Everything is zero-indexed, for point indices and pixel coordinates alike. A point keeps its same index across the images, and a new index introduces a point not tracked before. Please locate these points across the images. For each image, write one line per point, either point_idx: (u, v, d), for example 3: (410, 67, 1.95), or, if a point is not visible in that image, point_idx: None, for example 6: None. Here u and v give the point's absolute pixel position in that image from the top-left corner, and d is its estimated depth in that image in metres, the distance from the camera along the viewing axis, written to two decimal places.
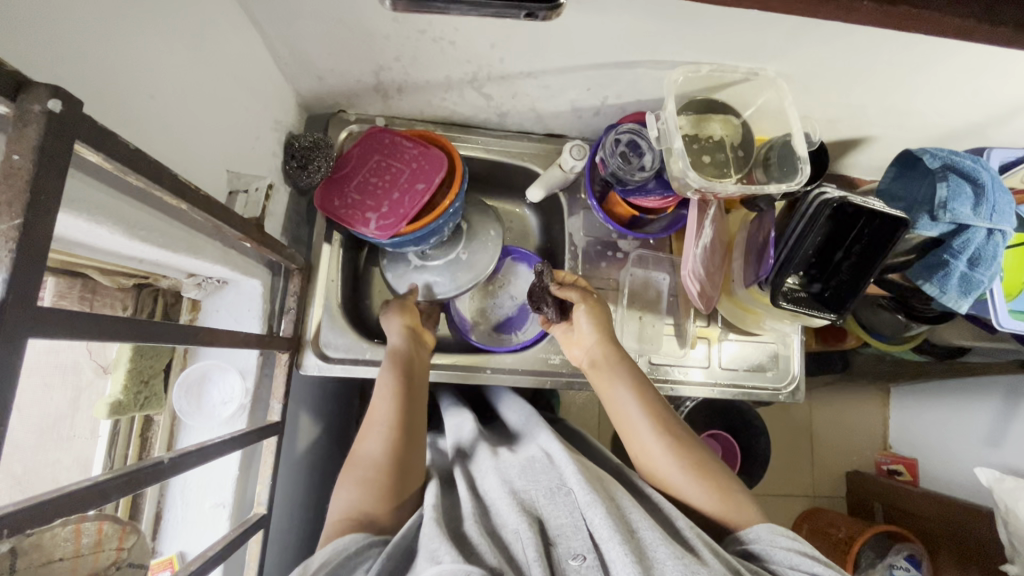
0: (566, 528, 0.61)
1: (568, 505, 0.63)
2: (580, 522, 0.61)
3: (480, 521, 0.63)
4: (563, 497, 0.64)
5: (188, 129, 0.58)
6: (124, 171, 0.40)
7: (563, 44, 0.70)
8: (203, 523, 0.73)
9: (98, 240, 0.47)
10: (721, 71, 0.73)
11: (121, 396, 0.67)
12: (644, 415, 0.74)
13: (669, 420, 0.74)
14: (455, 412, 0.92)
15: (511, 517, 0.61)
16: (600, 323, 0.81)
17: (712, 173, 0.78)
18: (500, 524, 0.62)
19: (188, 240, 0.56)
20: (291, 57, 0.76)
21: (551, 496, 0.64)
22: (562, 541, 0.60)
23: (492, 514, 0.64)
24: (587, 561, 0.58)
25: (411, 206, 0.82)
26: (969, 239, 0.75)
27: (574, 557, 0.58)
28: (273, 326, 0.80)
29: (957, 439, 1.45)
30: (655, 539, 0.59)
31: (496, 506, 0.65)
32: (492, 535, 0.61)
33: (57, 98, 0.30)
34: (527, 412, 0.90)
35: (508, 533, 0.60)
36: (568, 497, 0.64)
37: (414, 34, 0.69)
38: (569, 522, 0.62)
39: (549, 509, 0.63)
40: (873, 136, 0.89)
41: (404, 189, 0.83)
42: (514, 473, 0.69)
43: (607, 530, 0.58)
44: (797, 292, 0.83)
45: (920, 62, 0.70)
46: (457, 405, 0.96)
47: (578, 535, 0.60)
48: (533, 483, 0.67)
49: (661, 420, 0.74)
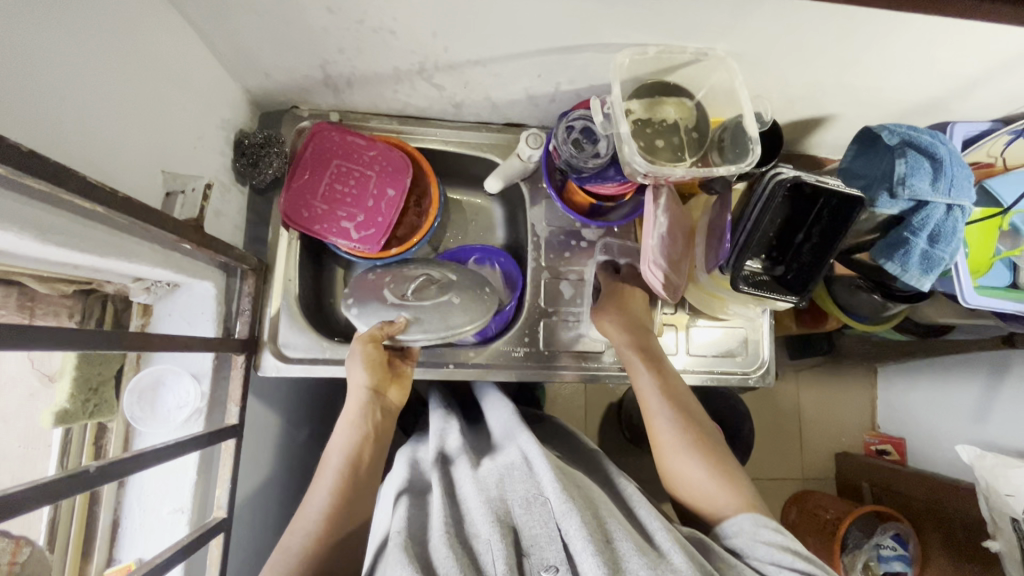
0: (540, 539, 0.61)
1: (543, 516, 0.62)
2: (554, 532, 0.61)
3: (453, 529, 0.62)
4: (538, 507, 0.63)
5: (116, 131, 0.56)
6: (20, 175, 0.39)
7: (506, 30, 0.68)
8: (162, 529, 0.73)
9: (11, 246, 0.46)
10: (670, 53, 0.71)
11: (67, 405, 0.66)
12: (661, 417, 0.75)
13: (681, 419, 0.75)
14: (440, 417, 0.89)
15: (484, 528, 0.60)
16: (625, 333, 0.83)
17: (666, 157, 0.76)
18: (473, 534, 0.61)
19: (116, 244, 0.55)
20: (233, 54, 0.74)
21: (528, 505, 0.64)
22: (535, 552, 0.60)
23: (467, 524, 0.63)
24: (558, 573, 0.58)
25: (389, 212, 0.87)
26: (928, 215, 0.74)
27: (547, 569, 0.58)
28: (229, 328, 0.79)
29: (942, 417, 1.46)
30: (629, 548, 0.58)
31: (470, 515, 0.63)
32: (462, 546, 0.59)
33: None
34: (509, 413, 0.87)
35: (480, 542, 0.59)
36: (544, 507, 0.63)
37: (352, 25, 0.68)
38: (543, 533, 0.61)
39: (524, 519, 0.63)
40: (835, 114, 0.88)
41: (375, 195, 0.88)
42: (494, 483, 0.67)
43: (581, 541, 0.57)
44: (759, 276, 0.82)
45: (872, 36, 0.68)
46: (441, 407, 0.93)
47: (552, 546, 0.60)
48: (511, 491, 0.66)
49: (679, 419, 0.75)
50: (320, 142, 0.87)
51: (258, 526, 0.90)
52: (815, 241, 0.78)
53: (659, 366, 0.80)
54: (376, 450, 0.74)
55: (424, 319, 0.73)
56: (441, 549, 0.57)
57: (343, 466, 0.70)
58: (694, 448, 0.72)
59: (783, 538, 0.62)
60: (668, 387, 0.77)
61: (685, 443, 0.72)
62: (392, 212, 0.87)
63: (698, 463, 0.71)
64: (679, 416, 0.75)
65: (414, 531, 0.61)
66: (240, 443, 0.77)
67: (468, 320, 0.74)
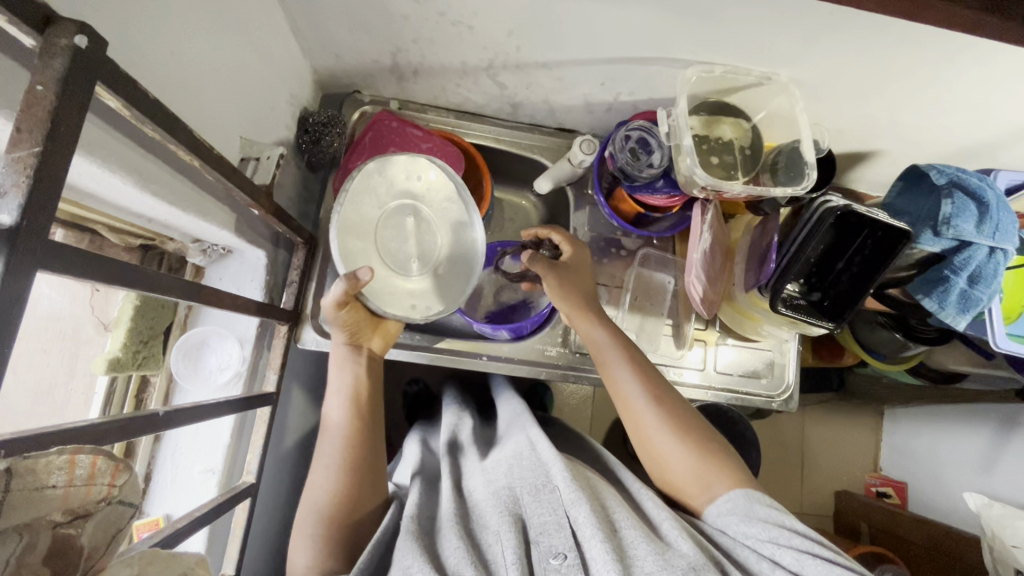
0: (548, 527, 0.59)
1: (552, 504, 0.61)
2: (563, 521, 0.59)
3: (460, 522, 0.60)
4: (547, 495, 0.62)
5: (206, 92, 0.58)
6: (141, 120, 0.40)
7: (581, 37, 0.70)
8: (192, 488, 0.74)
9: (108, 190, 0.48)
10: (735, 73, 0.73)
11: (119, 353, 0.68)
12: (636, 379, 0.71)
13: (658, 382, 0.72)
14: (454, 413, 0.89)
15: (493, 519, 0.59)
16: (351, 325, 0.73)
17: (720, 174, 0.78)
18: (479, 526, 0.60)
19: (193, 199, 0.57)
20: (311, 33, 0.77)
21: (536, 494, 0.62)
22: (544, 539, 0.58)
23: (473, 519, 0.62)
24: (567, 560, 0.56)
25: None
26: (970, 257, 0.75)
27: (554, 556, 0.56)
28: (274, 297, 0.81)
29: (948, 461, 1.44)
30: (635, 536, 0.57)
31: (479, 509, 0.63)
32: (468, 537, 0.58)
33: (83, 34, 0.30)
34: (518, 411, 0.84)
35: (488, 535, 0.58)
36: (553, 495, 0.61)
37: (434, 17, 0.70)
38: (551, 520, 0.59)
39: (532, 508, 0.61)
40: (882, 151, 0.89)
41: None
42: (500, 475, 0.66)
43: (590, 529, 0.56)
44: (796, 300, 0.83)
45: (933, 77, 0.70)
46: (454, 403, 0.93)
47: (560, 533, 0.58)
48: (519, 480, 0.65)
49: (649, 380, 0.72)
50: (378, 127, 0.88)
51: (264, 500, 0.89)
52: (855, 270, 0.80)
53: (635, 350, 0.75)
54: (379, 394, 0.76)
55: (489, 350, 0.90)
56: (452, 540, 0.57)
57: (347, 404, 0.72)
58: (677, 429, 0.68)
59: (775, 513, 0.60)
60: (635, 363, 0.73)
61: (667, 429, 0.68)
62: None
63: (679, 444, 0.67)
64: (649, 387, 0.71)
65: (423, 522, 0.61)
66: (274, 411, 0.77)
67: (547, 343, 0.92)
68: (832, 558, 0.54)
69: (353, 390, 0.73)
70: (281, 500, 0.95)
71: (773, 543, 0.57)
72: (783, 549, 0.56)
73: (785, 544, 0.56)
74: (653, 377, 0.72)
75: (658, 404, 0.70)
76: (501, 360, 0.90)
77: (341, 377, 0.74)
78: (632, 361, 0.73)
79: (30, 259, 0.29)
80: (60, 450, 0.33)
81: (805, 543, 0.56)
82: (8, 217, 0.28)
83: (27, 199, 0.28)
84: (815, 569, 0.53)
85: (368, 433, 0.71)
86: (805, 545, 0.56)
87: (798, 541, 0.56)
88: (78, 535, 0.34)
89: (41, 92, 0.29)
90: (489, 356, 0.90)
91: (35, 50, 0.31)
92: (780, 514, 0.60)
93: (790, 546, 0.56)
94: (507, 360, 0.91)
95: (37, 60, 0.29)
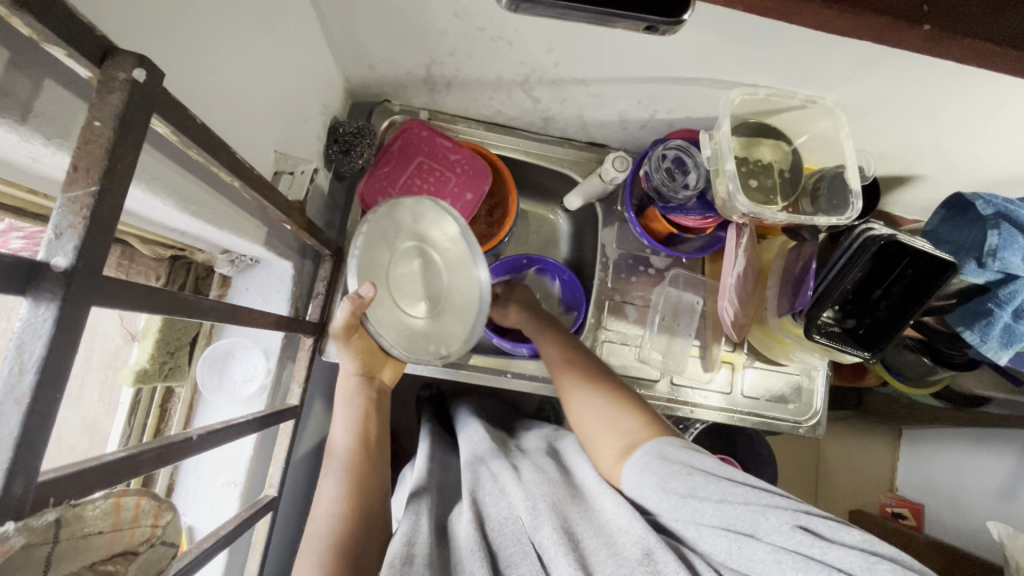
0: (516, 557, 0.56)
1: (514, 534, 0.58)
2: (529, 548, 0.56)
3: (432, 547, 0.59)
4: (510, 526, 0.59)
5: (243, 107, 0.57)
6: (188, 144, 0.39)
7: (623, 56, 0.69)
8: (213, 500, 0.73)
9: (147, 209, 0.47)
10: (779, 96, 0.71)
11: (146, 365, 0.68)
12: (565, 365, 0.76)
13: (594, 370, 0.75)
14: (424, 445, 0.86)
15: (465, 549, 0.57)
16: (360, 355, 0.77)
17: (757, 198, 0.77)
18: (452, 550, 0.59)
19: (228, 215, 0.56)
20: (346, 43, 0.75)
21: (500, 526, 0.60)
22: (512, 571, 0.54)
23: (447, 541, 0.60)
24: None
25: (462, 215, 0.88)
26: (1017, 290, 0.73)
27: None
28: (300, 309, 0.80)
29: (970, 487, 1.39)
30: (596, 544, 0.55)
31: (454, 535, 0.61)
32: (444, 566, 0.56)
33: (142, 67, 0.29)
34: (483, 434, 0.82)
35: (460, 558, 0.56)
36: (514, 525, 0.59)
37: (472, 32, 0.69)
38: (517, 550, 0.56)
39: (497, 535, 0.59)
40: (923, 176, 0.87)
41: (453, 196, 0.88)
42: (465, 496, 0.66)
43: (553, 546, 0.54)
44: (831, 326, 0.81)
45: (988, 106, 0.68)
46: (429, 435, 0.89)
47: (526, 561, 0.55)
48: (484, 509, 0.63)
49: (582, 367, 0.75)
50: (407, 138, 0.87)
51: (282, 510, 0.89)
52: (893, 299, 0.78)
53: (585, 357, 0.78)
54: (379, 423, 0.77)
55: (513, 366, 0.89)
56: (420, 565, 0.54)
57: (351, 435, 0.74)
58: (613, 407, 0.68)
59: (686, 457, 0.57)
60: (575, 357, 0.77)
61: (595, 401, 0.70)
62: (467, 214, 0.88)
63: (616, 418, 0.67)
64: (588, 382, 0.73)
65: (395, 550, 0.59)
66: (297, 425, 0.76)
67: None
68: (745, 498, 0.51)
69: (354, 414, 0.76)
70: (297, 510, 0.95)
71: (691, 496, 0.53)
72: (702, 499, 0.52)
73: (704, 496, 0.52)
74: (589, 367, 0.76)
75: (586, 383, 0.72)
76: (524, 378, 0.89)
77: (348, 412, 0.76)
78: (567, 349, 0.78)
79: (84, 299, 0.28)
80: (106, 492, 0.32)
81: (721, 489, 0.52)
82: (64, 259, 0.27)
83: (83, 239, 0.28)
84: (734, 516, 0.50)
85: (366, 462, 0.72)
86: (721, 487, 0.52)
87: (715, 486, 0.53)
88: None
89: (99, 129, 0.28)
90: (513, 373, 0.88)
91: (93, 82, 0.30)
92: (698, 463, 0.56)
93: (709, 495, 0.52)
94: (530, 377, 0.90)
95: (96, 94, 0.29)
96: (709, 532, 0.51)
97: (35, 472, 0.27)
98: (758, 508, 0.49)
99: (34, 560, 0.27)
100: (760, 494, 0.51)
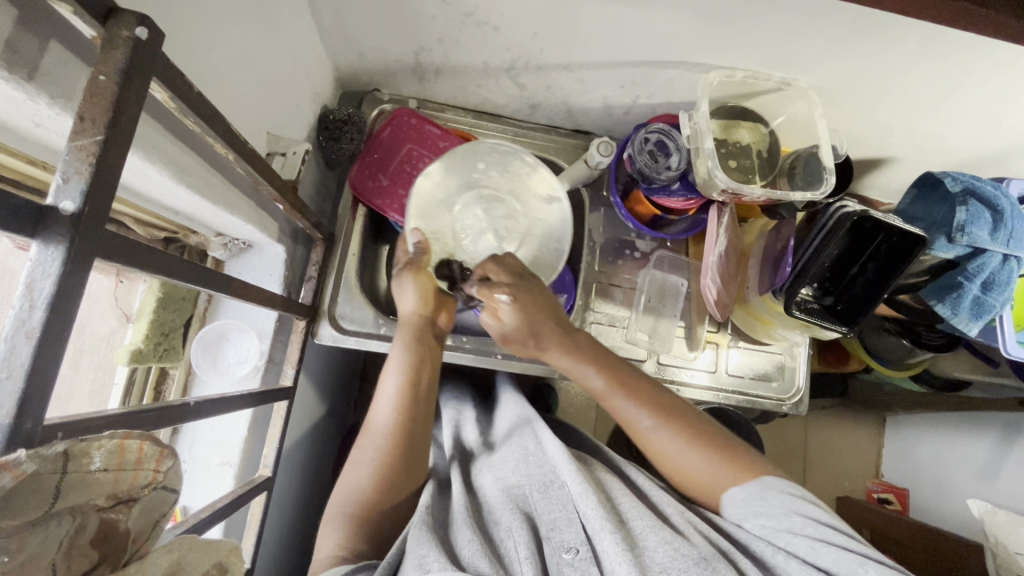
0: (558, 522, 0.62)
1: (561, 499, 0.64)
2: (574, 515, 0.62)
3: (472, 515, 0.65)
4: (555, 490, 0.65)
5: (236, 87, 0.59)
6: (185, 112, 0.41)
7: (605, 40, 0.71)
8: (208, 480, 0.74)
9: (144, 182, 0.49)
10: (755, 79, 0.74)
11: (142, 345, 0.68)
12: (638, 403, 0.70)
13: (658, 397, 0.71)
14: (453, 408, 0.92)
15: (503, 516, 0.63)
16: (422, 299, 0.76)
17: (737, 178, 0.79)
18: (493, 521, 0.64)
19: (222, 192, 0.57)
20: (336, 31, 0.77)
21: (545, 490, 0.66)
22: (556, 535, 0.61)
23: (486, 513, 0.66)
24: (579, 554, 0.59)
25: None
26: (984, 264, 0.76)
27: (567, 551, 0.59)
28: (293, 292, 0.81)
29: (953, 469, 1.43)
30: (644, 527, 0.60)
31: (490, 504, 0.66)
32: (481, 532, 0.62)
33: (144, 26, 0.31)
34: (519, 409, 0.86)
35: (501, 531, 0.61)
36: (561, 490, 0.65)
37: (459, 17, 0.71)
38: (562, 516, 0.62)
39: (542, 505, 0.64)
40: (895, 158, 0.90)
41: None
42: (510, 470, 0.70)
43: (599, 521, 0.59)
44: (810, 303, 0.84)
45: (952, 86, 0.71)
46: (459, 400, 0.94)
47: (571, 528, 0.61)
48: (527, 478, 0.68)
49: (653, 399, 0.70)
50: (398, 125, 0.89)
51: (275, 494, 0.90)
52: (868, 276, 0.81)
53: (621, 369, 0.72)
54: (432, 368, 0.75)
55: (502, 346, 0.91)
56: (466, 533, 0.60)
57: (402, 384, 0.72)
58: (687, 440, 0.68)
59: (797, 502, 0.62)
60: (634, 388, 0.71)
61: (676, 439, 0.68)
62: None
63: (702, 455, 0.67)
64: (657, 413, 0.69)
65: (436, 517, 0.64)
66: (291, 406, 0.77)
67: None
68: (846, 545, 0.55)
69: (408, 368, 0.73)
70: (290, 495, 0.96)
71: (793, 534, 0.59)
72: (803, 540, 0.58)
73: (795, 530, 0.59)
74: (653, 394, 0.71)
75: (666, 420, 0.69)
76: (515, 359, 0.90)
77: (403, 355, 0.74)
78: (615, 376, 0.71)
79: (88, 245, 0.30)
80: (111, 435, 0.34)
81: (819, 531, 0.57)
82: (71, 204, 0.28)
83: (89, 185, 0.29)
84: (831, 557, 0.55)
85: (414, 418, 0.71)
86: (820, 532, 0.57)
87: (817, 531, 0.58)
88: (124, 519, 0.34)
89: (104, 83, 0.29)
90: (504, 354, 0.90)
91: (96, 41, 0.31)
92: (789, 495, 0.63)
93: (812, 537, 0.58)
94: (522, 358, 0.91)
95: (99, 51, 0.30)
96: (798, 563, 0.56)
97: (44, 408, 0.28)
98: (858, 558, 0.54)
99: (44, 488, 0.28)
100: (856, 544, 0.56)
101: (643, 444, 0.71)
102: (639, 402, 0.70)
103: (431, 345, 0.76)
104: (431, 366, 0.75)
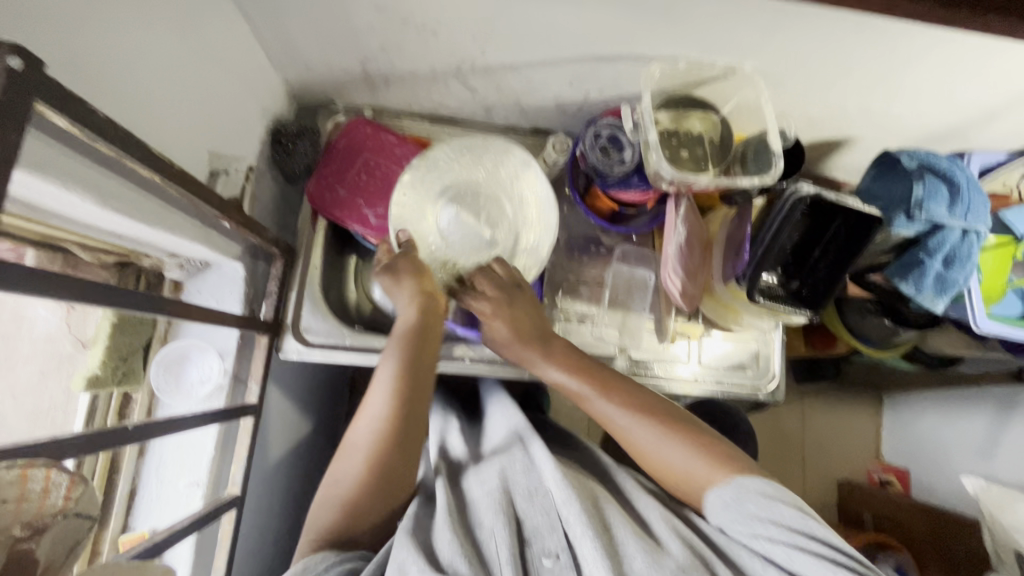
0: (541, 529, 0.62)
1: (544, 506, 0.64)
2: (556, 522, 0.62)
3: (457, 520, 0.63)
4: (540, 498, 0.64)
5: (172, 109, 0.59)
6: (94, 137, 0.41)
7: (544, 38, 0.71)
8: (178, 500, 0.74)
9: (71, 208, 0.49)
10: (699, 67, 0.74)
11: (99, 371, 0.68)
12: (620, 401, 0.71)
13: (637, 395, 0.72)
14: (440, 418, 0.90)
15: (487, 518, 0.62)
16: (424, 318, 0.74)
17: (689, 167, 0.79)
18: (476, 524, 0.62)
19: (160, 214, 0.57)
20: (279, 46, 0.77)
21: (529, 497, 0.65)
22: (537, 541, 0.61)
23: (471, 515, 0.64)
24: (560, 561, 0.59)
25: None
26: (943, 239, 0.75)
27: (547, 557, 0.60)
28: (255, 308, 0.81)
29: (947, 446, 1.40)
30: (626, 534, 0.60)
31: (476, 505, 0.65)
32: (466, 536, 0.61)
33: (18, 56, 0.31)
34: (506, 417, 0.84)
35: (484, 532, 0.61)
36: (545, 498, 0.64)
37: (397, 25, 0.71)
38: (544, 523, 0.62)
39: (527, 511, 0.63)
40: (855, 137, 0.90)
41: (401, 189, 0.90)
42: (494, 474, 0.68)
43: (581, 527, 0.59)
44: (775, 290, 0.82)
45: (895, 63, 0.71)
46: (444, 409, 0.93)
47: (553, 534, 0.61)
48: (512, 482, 0.67)
49: (630, 395, 0.72)
50: (353, 136, 0.89)
51: (254, 512, 0.89)
52: (831, 258, 0.80)
53: (595, 369, 0.75)
54: (425, 387, 0.72)
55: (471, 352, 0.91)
56: (446, 538, 0.59)
57: (388, 403, 0.68)
58: (663, 433, 0.68)
59: (773, 505, 0.59)
60: (610, 387, 0.73)
61: (656, 433, 0.68)
62: None
63: (682, 449, 0.66)
64: (630, 406, 0.71)
65: (419, 526, 0.63)
66: (257, 421, 0.78)
67: None
68: (820, 552, 0.55)
69: (401, 376, 0.70)
70: (272, 511, 0.96)
71: (768, 542, 0.57)
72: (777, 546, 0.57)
73: (771, 537, 0.57)
74: (632, 393, 0.73)
75: (638, 414, 0.70)
76: (486, 362, 0.90)
77: (386, 372, 0.70)
78: (586, 371, 0.75)
79: None
80: (10, 466, 0.35)
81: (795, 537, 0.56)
82: None
83: None
84: (804, 563, 0.55)
85: (397, 436, 0.68)
86: (795, 538, 0.56)
87: (790, 536, 0.57)
88: (36, 548, 0.37)
89: None
90: (474, 358, 0.90)
91: None
92: (771, 497, 0.60)
93: (785, 542, 0.56)
94: (493, 363, 0.91)
95: None
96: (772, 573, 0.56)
97: None
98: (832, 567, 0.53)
99: None
100: (830, 546, 0.55)
101: (623, 443, 0.72)
102: (615, 401, 0.72)
103: (418, 361, 0.72)
104: (423, 381, 0.72)
